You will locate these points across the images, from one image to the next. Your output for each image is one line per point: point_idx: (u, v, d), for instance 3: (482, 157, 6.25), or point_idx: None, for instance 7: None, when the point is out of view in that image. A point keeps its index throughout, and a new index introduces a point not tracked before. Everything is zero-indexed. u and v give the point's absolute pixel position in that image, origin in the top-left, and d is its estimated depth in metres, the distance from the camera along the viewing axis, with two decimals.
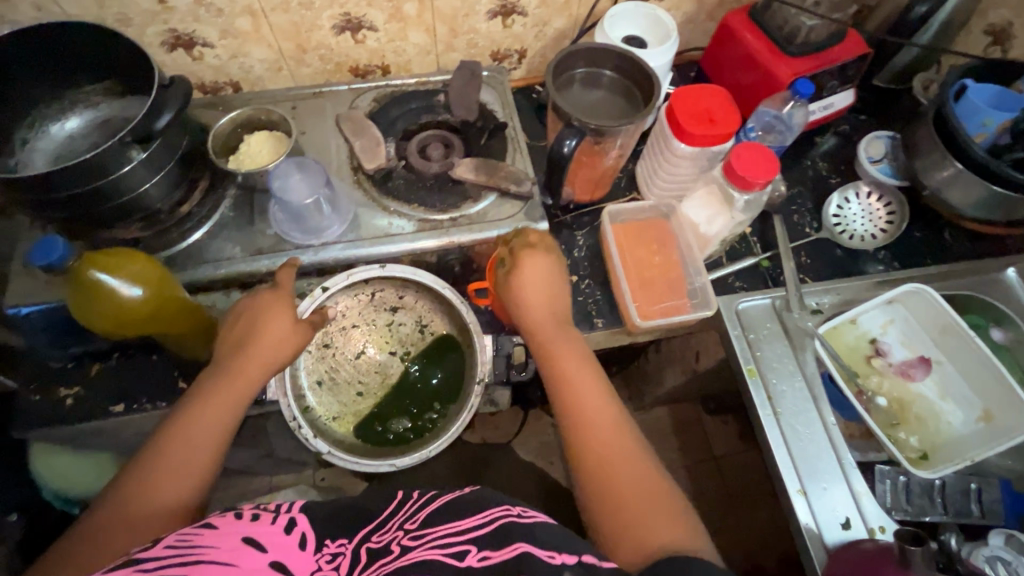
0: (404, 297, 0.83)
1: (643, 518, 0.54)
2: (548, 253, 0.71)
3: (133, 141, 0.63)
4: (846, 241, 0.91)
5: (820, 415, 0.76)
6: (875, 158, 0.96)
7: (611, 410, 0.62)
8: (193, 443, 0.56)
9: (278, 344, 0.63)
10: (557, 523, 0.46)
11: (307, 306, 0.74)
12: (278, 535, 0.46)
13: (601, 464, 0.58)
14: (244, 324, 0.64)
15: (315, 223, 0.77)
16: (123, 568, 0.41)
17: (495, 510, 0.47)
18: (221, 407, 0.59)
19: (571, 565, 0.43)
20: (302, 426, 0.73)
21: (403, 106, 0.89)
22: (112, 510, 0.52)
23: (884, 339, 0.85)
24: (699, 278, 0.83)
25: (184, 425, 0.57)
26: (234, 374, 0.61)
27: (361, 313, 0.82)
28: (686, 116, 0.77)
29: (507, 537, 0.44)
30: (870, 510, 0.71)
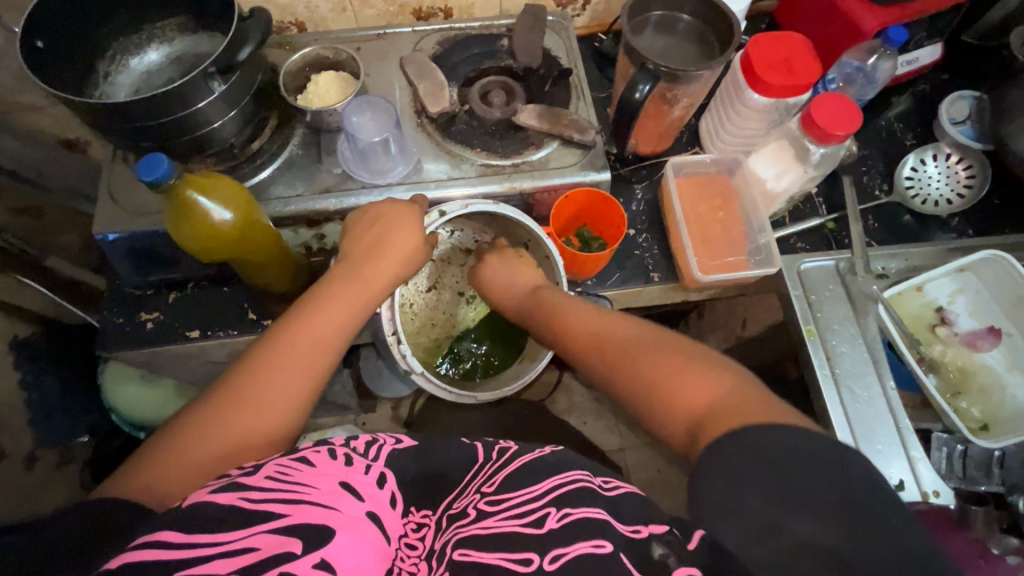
0: (480, 241, 0.86)
1: (684, 384, 0.51)
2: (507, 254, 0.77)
3: (215, 72, 0.65)
4: (918, 206, 0.87)
5: (879, 379, 0.75)
6: (956, 119, 0.91)
7: (625, 326, 0.60)
8: (322, 337, 0.58)
9: (406, 256, 0.67)
10: (642, 493, 0.47)
11: (432, 224, 0.73)
12: (371, 486, 0.48)
13: (628, 369, 0.55)
14: (374, 232, 0.67)
15: (380, 163, 0.78)
16: (229, 490, 0.44)
17: (574, 472, 0.48)
18: (349, 306, 0.61)
19: (658, 534, 0.43)
20: (401, 343, 0.71)
21: (466, 50, 0.88)
22: (244, 376, 0.53)
23: (951, 307, 0.82)
24: (764, 236, 0.80)
25: (316, 318, 0.59)
26: (364, 278, 0.64)
27: (440, 249, 0.86)
28: (764, 64, 0.74)
29: (585, 499, 0.45)
30: (925, 475, 0.71)
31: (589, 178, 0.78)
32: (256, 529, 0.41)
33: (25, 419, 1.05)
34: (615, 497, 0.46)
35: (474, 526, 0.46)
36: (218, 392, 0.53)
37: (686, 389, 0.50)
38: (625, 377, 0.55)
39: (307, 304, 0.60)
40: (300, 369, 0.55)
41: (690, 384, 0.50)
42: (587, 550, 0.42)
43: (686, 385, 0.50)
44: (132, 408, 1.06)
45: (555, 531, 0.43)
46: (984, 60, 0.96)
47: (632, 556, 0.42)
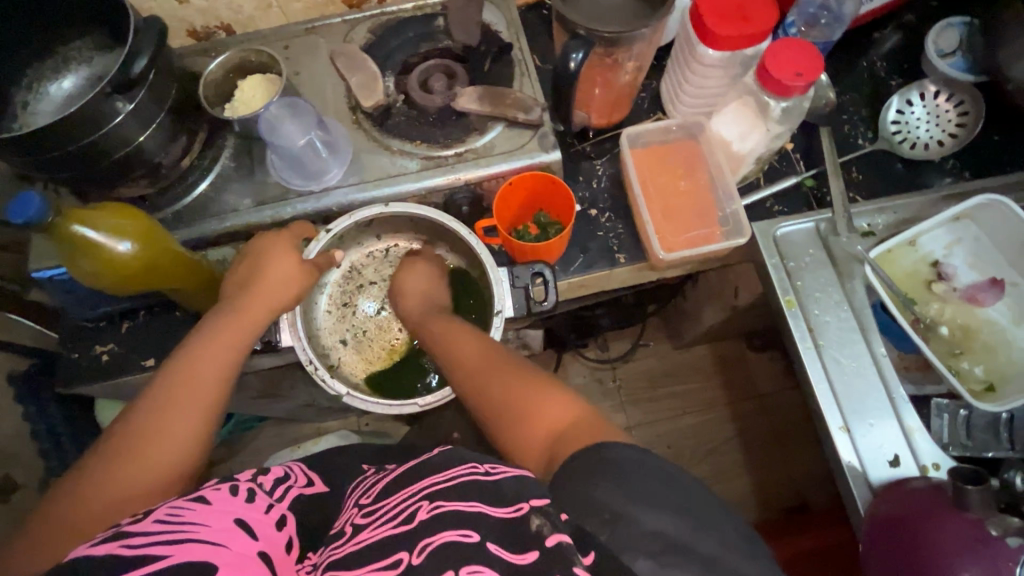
0: (419, 251, 0.82)
1: (533, 411, 0.53)
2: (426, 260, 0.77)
3: (115, 91, 0.61)
4: (906, 151, 0.80)
5: (868, 347, 0.70)
6: (945, 51, 0.82)
7: (484, 344, 0.63)
8: (201, 379, 0.56)
9: (289, 284, 0.65)
10: (528, 474, 0.44)
11: (315, 249, 0.70)
12: (268, 527, 0.45)
13: (483, 396, 0.58)
14: (251, 260, 0.65)
15: (315, 167, 0.74)
16: (111, 540, 0.40)
17: (458, 468, 0.44)
18: (228, 342, 0.60)
19: (538, 506, 0.41)
20: (319, 367, 0.69)
21: (400, 35, 0.82)
22: (121, 438, 0.52)
23: (948, 261, 0.75)
24: (732, 204, 0.74)
25: (190, 361, 0.57)
26: (241, 313, 0.62)
27: (377, 270, 0.82)
28: (713, 14, 0.67)
29: (461, 491, 0.42)
30: (923, 447, 0.65)
31: (538, 160, 0.74)
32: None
33: (35, 450, 1.06)
34: (501, 480, 0.43)
35: (348, 542, 0.43)
36: (92, 462, 0.51)
37: (549, 419, 0.52)
38: (490, 403, 0.57)
39: (183, 348, 0.59)
40: (180, 417, 0.54)
41: (549, 412, 0.53)
42: (454, 540, 0.39)
43: (549, 410, 0.53)
44: None
45: (425, 522, 0.41)
46: None
47: (503, 542, 0.39)
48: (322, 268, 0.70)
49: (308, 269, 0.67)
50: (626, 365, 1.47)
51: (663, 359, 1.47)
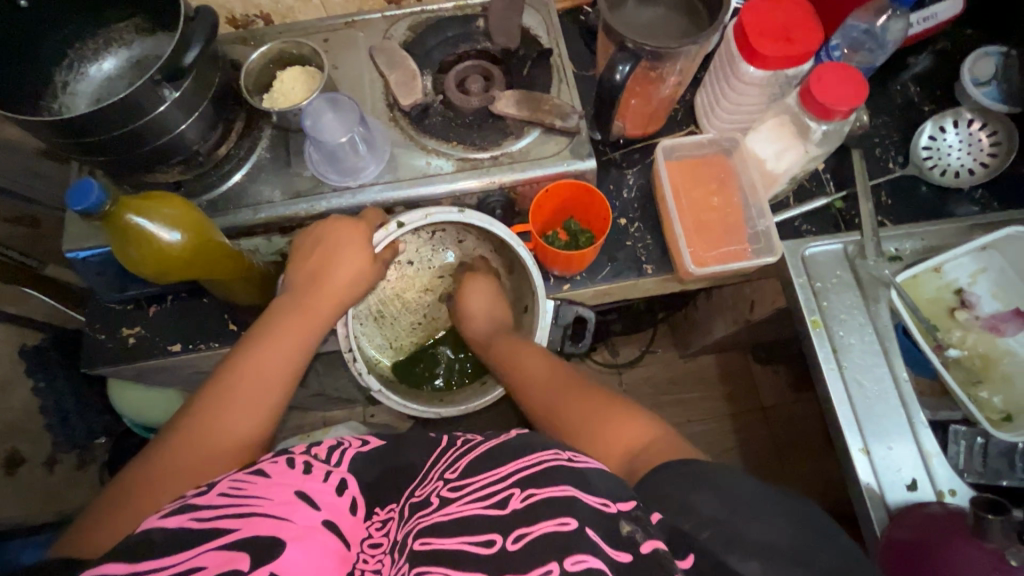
0: (464, 240, 0.83)
1: (617, 429, 0.54)
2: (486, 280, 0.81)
3: (164, 79, 0.61)
4: (936, 178, 0.80)
5: (891, 370, 0.70)
6: (980, 80, 0.83)
7: (561, 372, 0.64)
8: (275, 367, 0.59)
9: (355, 282, 0.69)
10: (609, 469, 0.44)
11: (383, 238, 0.71)
12: (330, 495, 0.48)
13: (560, 420, 0.59)
14: (321, 252, 0.68)
15: (351, 163, 0.74)
16: (180, 513, 0.43)
17: (541, 453, 0.45)
18: (301, 333, 0.63)
19: (627, 512, 0.41)
20: (357, 359, 0.72)
21: (439, 34, 0.82)
22: (208, 404, 0.56)
23: (972, 289, 0.76)
24: (764, 221, 0.74)
25: (272, 339, 0.61)
26: (311, 305, 0.65)
27: (420, 249, 0.82)
28: (759, 34, 0.67)
29: (551, 477, 0.42)
30: (940, 473, 0.66)
31: (574, 167, 0.74)
32: (204, 548, 0.41)
33: (42, 424, 1.06)
34: (585, 468, 0.43)
35: (436, 513, 0.44)
36: (183, 424, 0.55)
37: (616, 440, 0.54)
38: (574, 425, 0.57)
39: (256, 334, 0.62)
40: (254, 401, 0.57)
41: (625, 432, 0.54)
42: (552, 529, 0.39)
43: (619, 428, 0.54)
44: (139, 414, 1.05)
45: (519, 511, 0.41)
46: None
47: (599, 531, 0.39)
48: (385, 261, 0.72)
49: (374, 268, 0.71)
50: (633, 371, 1.48)
51: (670, 366, 1.48)
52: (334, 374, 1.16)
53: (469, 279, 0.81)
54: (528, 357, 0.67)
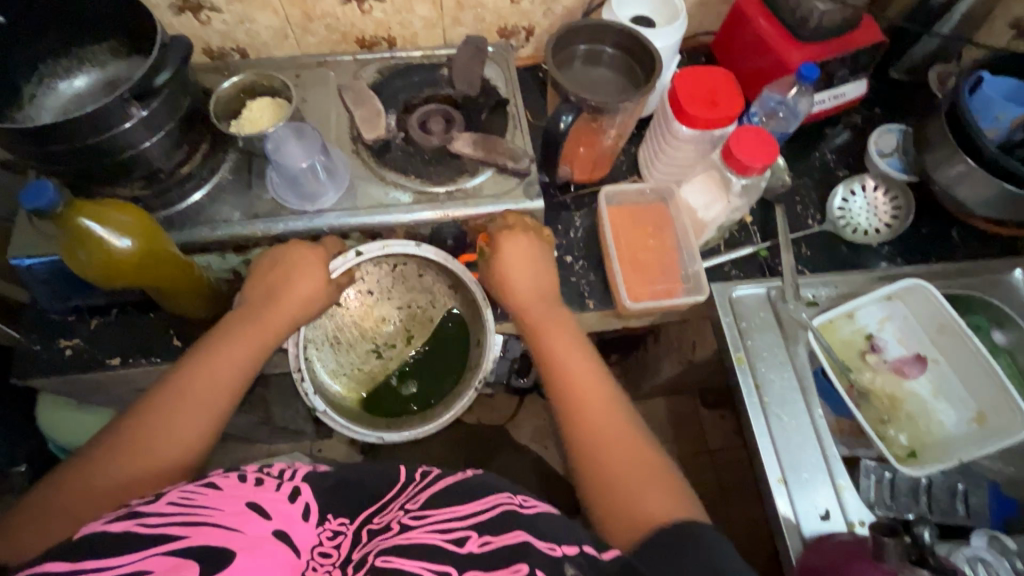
0: (424, 275, 0.83)
1: (642, 498, 0.56)
2: (526, 234, 0.74)
3: (133, 97, 0.64)
4: (849, 235, 0.89)
5: (806, 407, 0.76)
6: (884, 151, 0.94)
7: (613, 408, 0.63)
8: (220, 386, 0.59)
9: (309, 302, 0.69)
10: (555, 517, 0.49)
11: (339, 266, 0.74)
12: (282, 504, 0.48)
13: (592, 454, 0.60)
14: (276, 274, 0.68)
15: (310, 189, 0.77)
16: (125, 520, 0.43)
17: (496, 496, 0.49)
18: (249, 352, 0.63)
19: (571, 555, 0.45)
20: (305, 379, 0.74)
21: (406, 78, 0.88)
22: (157, 411, 0.56)
23: (880, 334, 0.84)
24: (694, 264, 0.81)
25: (225, 356, 0.61)
26: (263, 325, 0.65)
27: (380, 279, 0.82)
28: (688, 97, 0.76)
29: (508, 524, 0.46)
30: (851, 504, 0.71)
31: (522, 206, 0.79)
32: (149, 552, 0.41)
33: None
34: (533, 515, 0.47)
35: (397, 536, 0.45)
36: (134, 425, 0.55)
37: (642, 505, 0.55)
38: (600, 467, 0.59)
39: (206, 348, 0.62)
40: (200, 414, 0.57)
41: (649, 502, 0.55)
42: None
43: (646, 499, 0.56)
44: (64, 436, 1.00)
45: (476, 556, 0.44)
46: (914, 96, 1.00)
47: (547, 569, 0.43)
48: (343, 287, 0.74)
49: (331, 291, 0.71)
50: None
51: None
52: (281, 401, 1.14)
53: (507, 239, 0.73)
54: (583, 374, 0.66)
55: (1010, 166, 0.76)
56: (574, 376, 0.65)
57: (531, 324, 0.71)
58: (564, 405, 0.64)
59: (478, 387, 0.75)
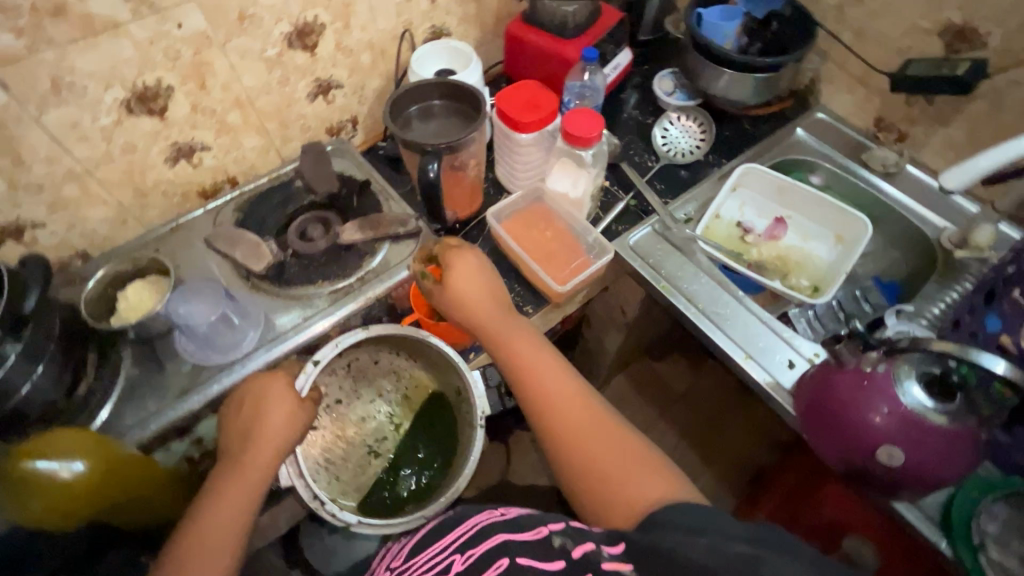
0: (380, 359, 0.85)
1: (623, 484, 0.61)
2: (473, 252, 0.77)
3: (4, 336, 0.60)
4: (681, 160, 1.07)
5: (732, 295, 0.89)
6: (669, 91, 1.15)
7: (582, 401, 0.69)
8: (224, 523, 0.60)
9: (287, 426, 0.66)
10: (535, 512, 0.57)
11: (304, 382, 0.73)
12: None
13: (565, 438, 0.66)
14: (249, 407, 0.67)
15: (227, 340, 0.76)
16: None
17: (478, 518, 0.57)
18: (241, 496, 0.62)
19: (556, 530, 0.54)
20: (325, 502, 0.71)
21: (266, 204, 0.90)
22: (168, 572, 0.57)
23: (745, 218, 1.01)
24: (591, 234, 0.93)
25: (213, 507, 0.61)
26: (246, 463, 0.63)
27: (342, 387, 0.84)
28: (515, 111, 0.89)
29: (488, 532, 0.55)
30: (802, 345, 0.84)
31: None
32: None
33: None
34: (516, 516, 0.56)
35: None
36: None
37: (626, 488, 0.61)
38: (578, 456, 0.64)
39: (199, 503, 0.61)
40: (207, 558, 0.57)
41: (636, 487, 0.60)
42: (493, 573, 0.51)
43: (630, 482, 0.61)
44: None
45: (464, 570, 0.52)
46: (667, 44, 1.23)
47: (531, 553, 0.52)
48: (317, 401, 0.72)
49: (306, 406, 0.69)
50: None
51: None
52: None
53: (454, 255, 0.76)
54: (545, 371, 0.71)
55: (758, 62, 0.99)
56: (540, 385, 0.70)
57: (483, 331, 0.74)
58: (530, 398, 0.70)
59: (483, 422, 0.76)
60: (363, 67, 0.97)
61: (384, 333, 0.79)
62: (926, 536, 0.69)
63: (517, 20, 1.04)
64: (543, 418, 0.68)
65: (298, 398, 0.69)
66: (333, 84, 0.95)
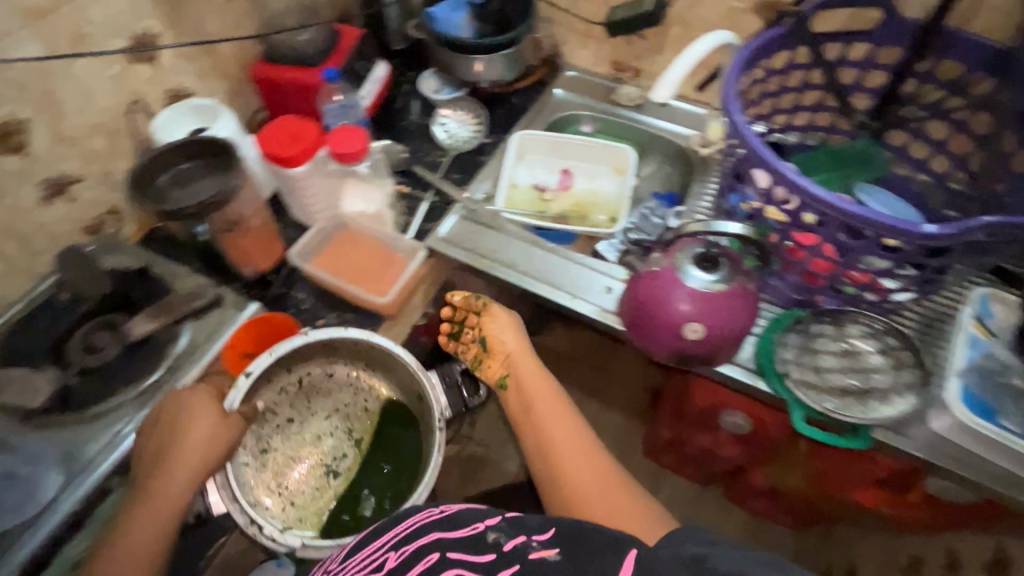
0: (335, 372, 0.89)
1: (617, 522, 0.64)
2: (505, 313, 0.87)
3: None
4: (465, 145, 1.13)
5: (544, 248, 0.96)
6: (436, 89, 1.18)
7: (590, 448, 0.73)
8: (135, 548, 0.63)
9: (208, 441, 0.70)
10: (474, 511, 0.55)
11: (237, 396, 0.75)
12: None
13: (561, 476, 0.70)
14: (167, 418, 0.71)
15: (25, 491, 0.70)
16: None
17: (417, 517, 0.55)
18: (164, 512, 0.66)
19: (492, 526, 0.52)
20: (262, 527, 0.72)
21: (30, 331, 0.79)
22: None
23: (538, 179, 1.10)
24: (400, 240, 0.94)
25: (129, 539, 0.64)
26: (150, 497, 0.66)
27: (292, 405, 0.86)
28: (279, 147, 0.87)
29: (422, 530, 0.53)
30: (613, 270, 0.93)
31: (239, 320, 0.81)
32: None
33: None
34: (451, 514, 0.54)
35: None
36: None
37: (627, 530, 0.64)
38: (568, 496, 0.69)
39: (111, 541, 0.64)
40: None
41: (637, 530, 0.63)
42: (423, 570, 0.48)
43: (628, 524, 0.64)
44: None
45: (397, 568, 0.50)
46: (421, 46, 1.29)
47: (471, 550, 0.50)
48: (246, 416, 0.75)
49: (230, 422, 0.72)
50: None
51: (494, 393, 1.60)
52: None
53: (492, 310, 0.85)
54: (563, 424, 0.75)
55: (502, 42, 1.08)
56: (546, 429, 0.75)
57: (517, 376, 0.82)
58: (530, 442, 0.75)
59: (440, 426, 0.81)
60: (99, 153, 0.89)
61: (322, 338, 0.81)
62: (750, 383, 0.82)
63: (259, 64, 1.04)
64: (543, 458, 0.73)
65: (224, 411, 0.73)
66: (68, 181, 0.86)
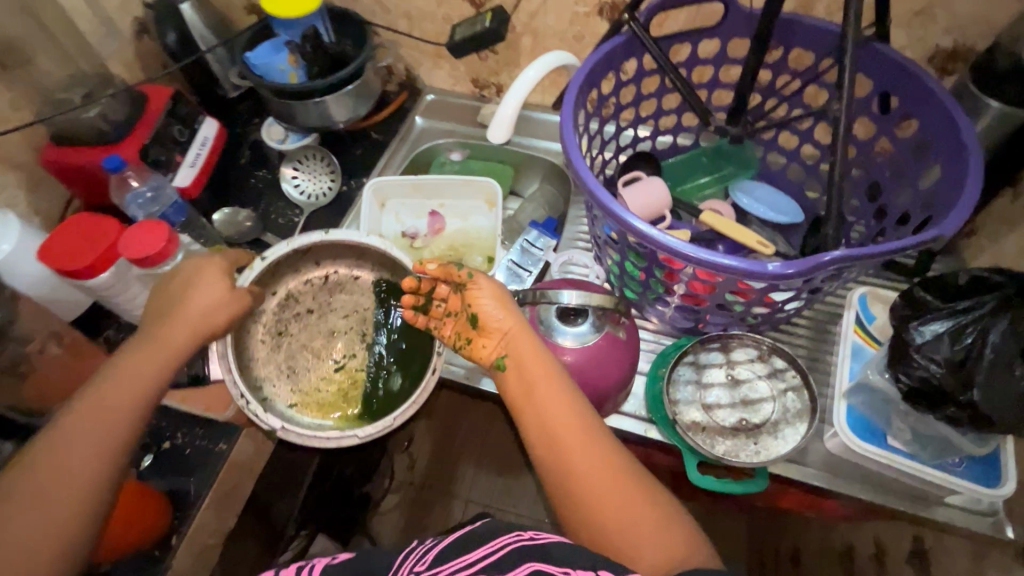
0: (359, 275, 0.89)
1: (633, 539, 0.53)
2: (494, 287, 0.70)
3: None
4: (322, 200, 1.03)
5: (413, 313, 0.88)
6: (282, 138, 1.05)
7: (602, 447, 0.59)
8: (111, 409, 0.58)
9: (214, 310, 0.67)
10: (567, 543, 0.46)
11: (250, 276, 0.78)
12: None
13: (567, 474, 0.58)
14: (177, 283, 0.68)
15: None
16: None
17: (504, 536, 0.48)
18: (147, 373, 0.62)
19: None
20: (250, 402, 0.74)
21: None
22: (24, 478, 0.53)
23: (406, 226, 1.00)
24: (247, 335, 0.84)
25: (73, 429, 0.56)
26: (167, 327, 0.65)
27: (315, 297, 0.88)
28: (69, 258, 0.73)
29: (510, 563, 0.45)
30: None
31: None
32: None
33: None
34: (545, 544, 0.46)
35: None
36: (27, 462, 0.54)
37: (643, 548, 0.52)
38: (576, 496, 0.57)
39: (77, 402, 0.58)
40: (68, 467, 0.54)
41: (654, 552, 0.52)
42: None
43: (646, 541, 0.53)
44: None
45: None
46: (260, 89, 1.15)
47: None
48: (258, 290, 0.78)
49: (238, 296, 0.70)
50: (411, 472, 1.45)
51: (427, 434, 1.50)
52: None
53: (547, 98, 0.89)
54: (569, 416, 0.60)
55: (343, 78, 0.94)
56: (554, 420, 0.60)
57: (512, 355, 0.66)
58: (530, 433, 0.61)
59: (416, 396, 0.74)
60: None
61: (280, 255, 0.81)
62: (642, 433, 0.77)
63: (50, 146, 0.88)
64: (546, 451, 0.59)
65: (229, 286, 0.69)
66: None
